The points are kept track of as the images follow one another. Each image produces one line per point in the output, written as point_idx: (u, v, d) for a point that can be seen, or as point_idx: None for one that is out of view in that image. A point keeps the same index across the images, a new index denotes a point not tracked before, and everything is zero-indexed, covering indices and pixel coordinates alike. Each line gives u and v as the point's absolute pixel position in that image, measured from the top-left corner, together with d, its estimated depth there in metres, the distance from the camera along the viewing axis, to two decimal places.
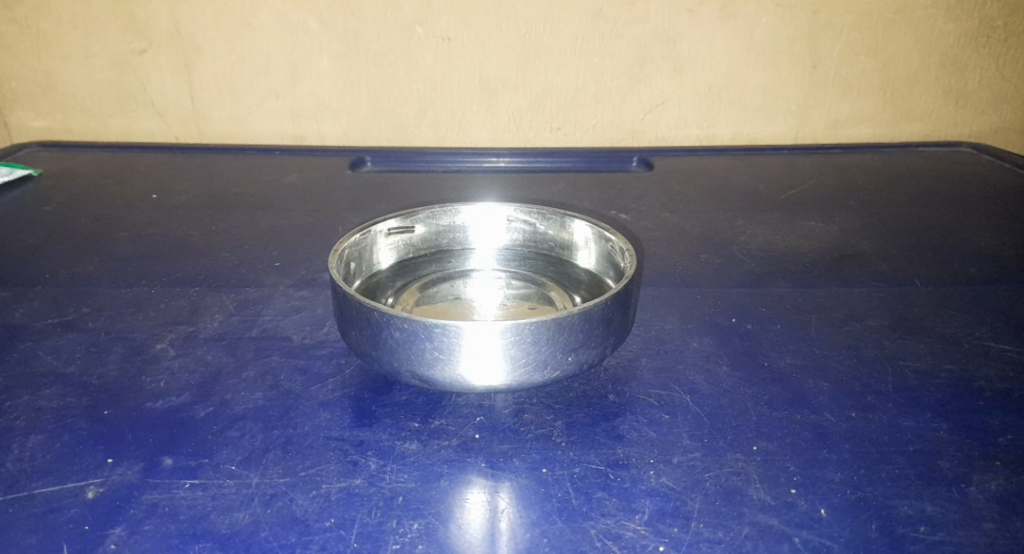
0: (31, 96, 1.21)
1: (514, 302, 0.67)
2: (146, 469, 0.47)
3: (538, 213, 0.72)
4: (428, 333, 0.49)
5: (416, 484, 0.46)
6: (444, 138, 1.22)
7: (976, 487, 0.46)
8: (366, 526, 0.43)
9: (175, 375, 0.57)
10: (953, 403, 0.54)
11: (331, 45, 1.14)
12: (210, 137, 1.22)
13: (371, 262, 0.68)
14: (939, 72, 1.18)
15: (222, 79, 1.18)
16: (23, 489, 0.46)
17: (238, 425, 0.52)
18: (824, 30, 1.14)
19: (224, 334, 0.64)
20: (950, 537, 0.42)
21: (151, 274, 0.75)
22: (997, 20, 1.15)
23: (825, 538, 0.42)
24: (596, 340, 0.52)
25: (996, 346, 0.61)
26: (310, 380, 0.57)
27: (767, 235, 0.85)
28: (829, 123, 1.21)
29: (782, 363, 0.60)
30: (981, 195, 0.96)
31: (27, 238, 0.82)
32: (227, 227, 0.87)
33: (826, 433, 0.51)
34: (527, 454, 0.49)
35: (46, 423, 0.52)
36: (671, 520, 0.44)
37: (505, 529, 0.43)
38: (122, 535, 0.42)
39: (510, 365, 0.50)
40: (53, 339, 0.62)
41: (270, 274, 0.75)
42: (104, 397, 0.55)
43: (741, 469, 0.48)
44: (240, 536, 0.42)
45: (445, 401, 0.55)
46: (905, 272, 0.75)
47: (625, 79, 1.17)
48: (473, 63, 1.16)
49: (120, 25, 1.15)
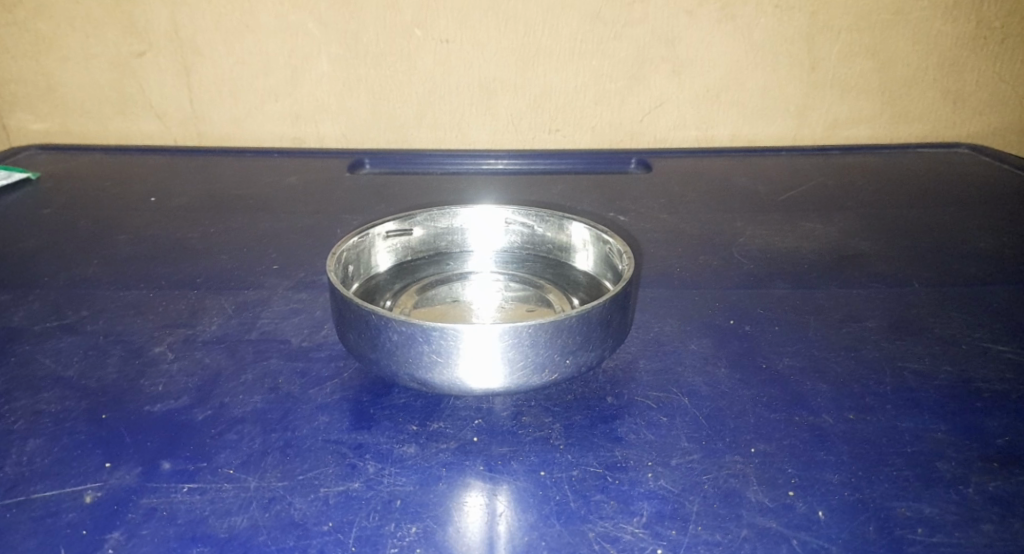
0: (30, 99, 1.21)
1: (513, 304, 0.67)
2: (144, 473, 0.47)
3: (537, 216, 0.72)
4: (426, 336, 0.49)
5: (414, 487, 0.46)
6: (442, 139, 1.22)
7: (974, 488, 0.46)
8: (365, 529, 0.43)
9: (174, 378, 0.57)
10: (951, 405, 0.54)
11: (331, 46, 1.14)
12: (210, 140, 1.22)
13: (370, 265, 0.68)
14: (938, 72, 1.19)
15: (222, 81, 1.18)
16: (21, 493, 0.46)
17: (237, 428, 0.52)
18: (823, 31, 1.14)
19: (223, 336, 0.64)
20: (948, 539, 0.42)
21: (150, 276, 0.75)
22: (996, 21, 1.15)
23: (823, 540, 0.42)
24: (595, 342, 0.52)
25: (994, 347, 0.61)
26: (309, 382, 0.57)
27: (766, 236, 0.85)
28: (828, 123, 1.21)
29: (780, 365, 0.60)
30: (980, 196, 0.96)
31: (27, 241, 0.82)
32: (227, 229, 0.87)
33: (824, 434, 0.51)
34: (526, 457, 0.49)
35: (45, 427, 0.52)
36: (670, 523, 0.44)
37: (503, 532, 0.43)
38: (121, 539, 0.42)
39: (508, 368, 0.50)
40: (52, 342, 0.62)
41: (269, 276, 0.75)
42: (104, 400, 0.55)
43: (740, 471, 0.48)
44: (239, 540, 0.42)
45: (444, 403, 0.55)
46: (903, 272, 0.75)
47: (625, 80, 1.17)
48: (472, 64, 1.16)
49: (120, 28, 1.15)
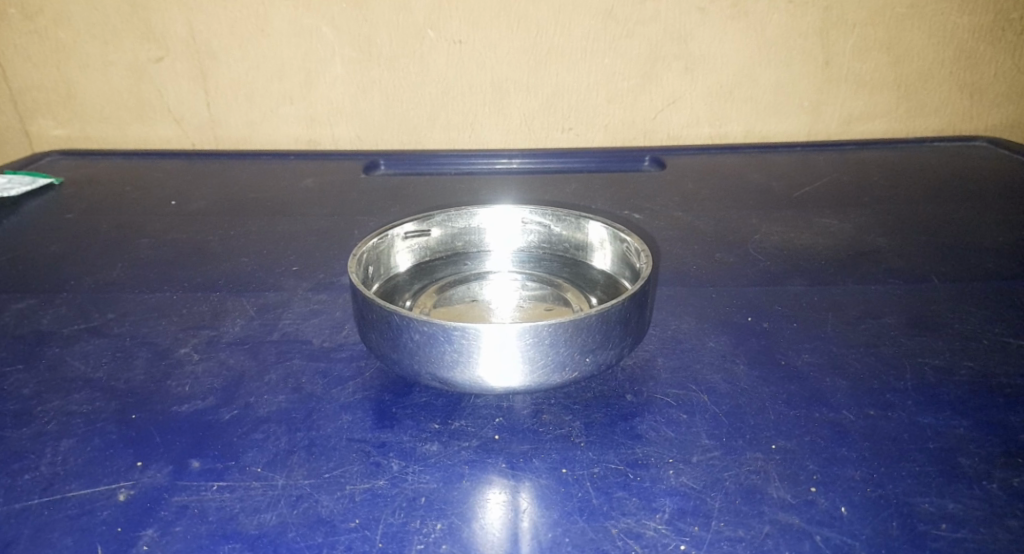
0: (51, 106, 1.23)
1: (530, 302, 0.67)
2: (174, 472, 0.48)
3: (552, 215, 0.72)
4: (447, 336, 0.49)
5: (437, 485, 0.47)
6: (456, 139, 1.22)
7: (997, 483, 0.46)
8: (391, 526, 0.44)
9: (199, 379, 0.58)
10: (974, 400, 0.54)
11: (344, 49, 1.15)
12: (226, 144, 1.24)
13: (389, 266, 0.69)
14: (954, 65, 1.18)
15: (237, 86, 1.19)
16: (57, 492, 0.47)
17: (262, 427, 0.53)
18: (837, 26, 1.14)
19: (245, 338, 0.65)
20: (972, 535, 0.42)
21: (173, 279, 0.76)
22: (1012, 13, 1.15)
23: (847, 537, 0.43)
24: (614, 340, 0.53)
25: (1013, 342, 0.61)
26: (331, 382, 0.58)
27: (782, 233, 0.85)
28: (843, 118, 1.21)
29: (798, 362, 0.60)
30: (999, 191, 0.95)
31: (53, 246, 0.83)
32: (246, 231, 0.88)
33: (844, 431, 0.51)
34: (547, 454, 0.50)
35: (77, 428, 0.53)
36: (692, 519, 0.44)
37: (528, 528, 0.44)
38: (155, 536, 0.43)
39: (528, 367, 0.50)
40: (80, 346, 0.63)
41: (288, 278, 0.76)
42: (132, 401, 0.56)
43: (761, 468, 0.48)
44: (268, 537, 0.43)
45: (464, 402, 0.55)
46: (921, 267, 0.75)
47: (638, 79, 1.17)
48: (485, 65, 1.16)
49: (137, 34, 1.16)
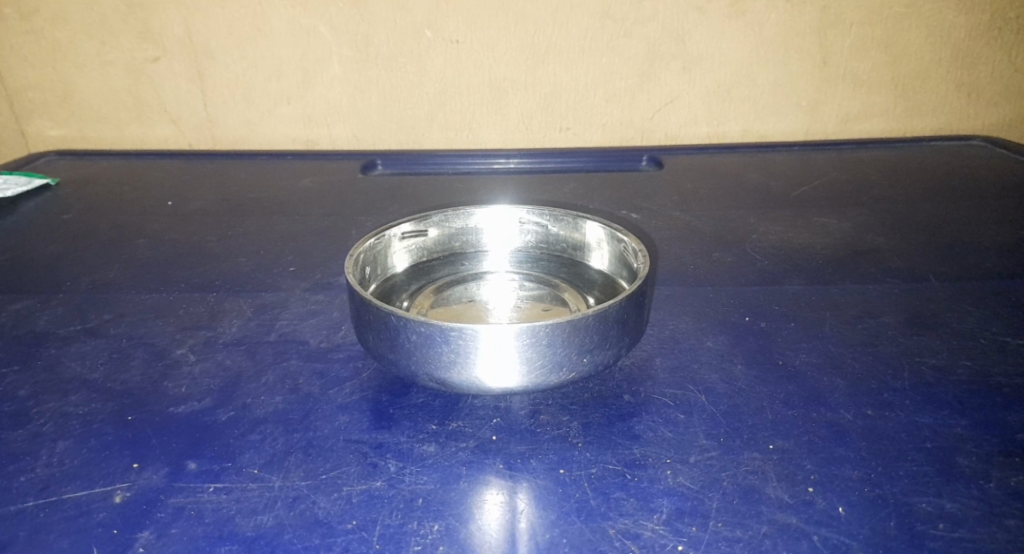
0: (48, 106, 1.22)
1: (527, 302, 0.67)
2: (171, 473, 0.48)
3: (550, 215, 0.72)
4: (445, 337, 0.49)
5: (435, 486, 0.47)
6: (453, 139, 1.22)
7: (995, 483, 0.46)
8: (388, 527, 0.44)
9: (196, 380, 0.58)
10: (972, 400, 0.54)
11: (342, 49, 1.15)
12: (224, 144, 1.24)
13: (387, 266, 0.69)
14: (952, 64, 1.18)
15: (234, 86, 1.19)
16: (53, 493, 0.47)
17: (259, 428, 0.52)
18: (835, 26, 1.14)
19: (243, 338, 0.64)
20: (970, 534, 0.42)
21: (170, 280, 0.76)
22: (1009, 12, 1.15)
23: (845, 537, 0.43)
24: (612, 341, 0.52)
25: (1011, 341, 0.61)
26: (328, 383, 0.58)
27: (780, 232, 0.85)
28: (841, 117, 1.21)
29: (796, 361, 0.60)
30: (996, 190, 0.95)
31: (50, 247, 0.83)
32: (243, 232, 0.88)
33: (842, 431, 0.51)
34: (545, 455, 0.50)
35: (73, 429, 0.53)
36: (690, 519, 0.44)
37: (525, 529, 0.44)
38: (151, 538, 0.43)
39: (525, 368, 0.50)
40: (77, 347, 0.63)
41: (286, 278, 0.76)
42: (129, 402, 0.56)
43: (759, 468, 0.48)
44: (265, 538, 0.43)
45: (462, 403, 0.55)
46: (919, 267, 0.75)
47: (636, 78, 1.17)
48: (483, 64, 1.16)
49: (134, 34, 1.16)
